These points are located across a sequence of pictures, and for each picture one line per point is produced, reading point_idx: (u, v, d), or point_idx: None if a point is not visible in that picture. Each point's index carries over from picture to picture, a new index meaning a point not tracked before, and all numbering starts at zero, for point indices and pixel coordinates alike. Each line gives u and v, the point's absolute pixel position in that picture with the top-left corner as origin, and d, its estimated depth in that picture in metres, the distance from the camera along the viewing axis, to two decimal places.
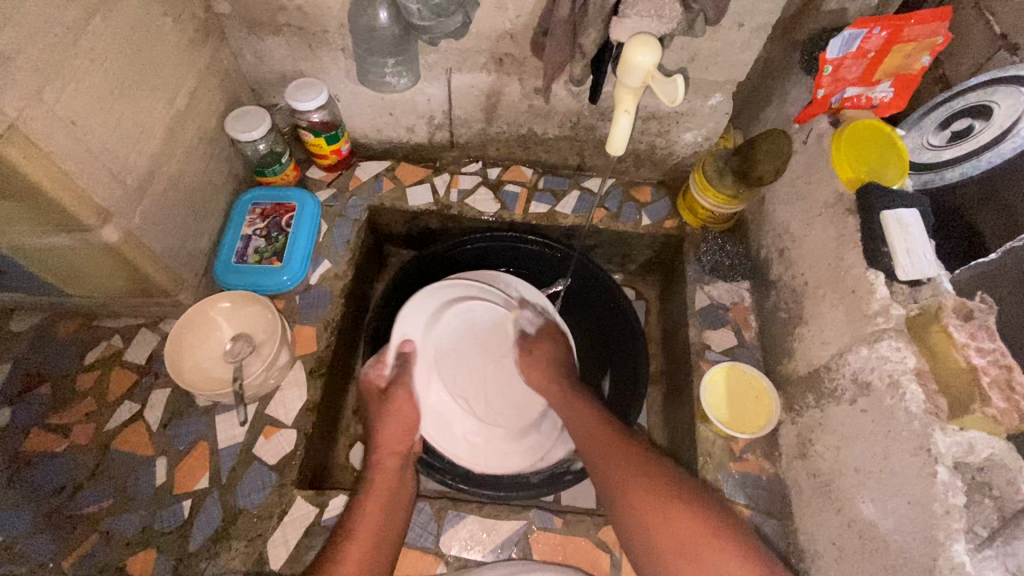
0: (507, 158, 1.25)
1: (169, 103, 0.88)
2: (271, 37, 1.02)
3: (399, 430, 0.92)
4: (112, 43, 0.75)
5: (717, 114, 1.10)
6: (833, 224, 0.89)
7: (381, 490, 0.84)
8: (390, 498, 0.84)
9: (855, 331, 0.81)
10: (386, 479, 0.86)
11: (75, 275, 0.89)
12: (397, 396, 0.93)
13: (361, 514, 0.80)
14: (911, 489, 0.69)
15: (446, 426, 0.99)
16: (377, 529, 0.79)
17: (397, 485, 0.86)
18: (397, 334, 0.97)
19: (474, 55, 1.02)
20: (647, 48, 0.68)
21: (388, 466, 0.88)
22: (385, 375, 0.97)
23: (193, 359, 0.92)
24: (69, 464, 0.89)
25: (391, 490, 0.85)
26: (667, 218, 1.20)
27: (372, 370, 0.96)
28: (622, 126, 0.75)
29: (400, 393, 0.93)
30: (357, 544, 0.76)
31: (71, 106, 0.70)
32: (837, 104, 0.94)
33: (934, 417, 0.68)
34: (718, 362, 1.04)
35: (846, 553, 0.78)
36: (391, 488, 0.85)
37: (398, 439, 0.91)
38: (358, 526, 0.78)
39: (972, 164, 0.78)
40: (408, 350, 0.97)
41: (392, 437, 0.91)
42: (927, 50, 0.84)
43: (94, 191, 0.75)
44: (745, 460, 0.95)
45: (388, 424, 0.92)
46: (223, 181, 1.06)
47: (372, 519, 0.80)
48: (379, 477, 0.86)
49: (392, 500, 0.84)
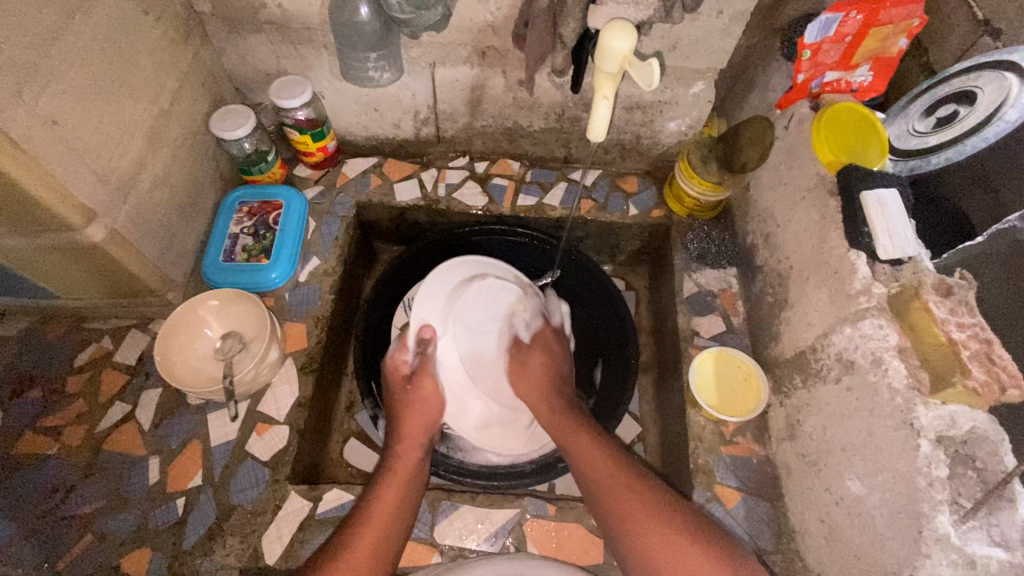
0: (493, 151, 1.25)
1: (151, 102, 0.88)
2: (253, 35, 1.02)
3: (423, 421, 0.92)
4: (93, 41, 0.76)
5: (700, 102, 1.11)
6: (815, 207, 0.90)
7: (398, 481, 0.83)
8: (407, 490, 0.82)
9: (839, 312, 0.82)
10: (405, 470, 0.85)
11: (62, 276, 0.89)
12: (425, 385, 0.93)
13: (375, 503, 0.79)
14: (896, 464, 0.70)
15: (463, 408, 0.97)
16: (392, 520, 0.78)
17: (414, 479, 0.84)
18: (418, 318, 0.98)
19: (456, 48, 1.02)
20: (623, 34, 0.69)
21: (409, 458, 0.87)
22: (409, 361, 0.96)
23: (183, 358, 0.92)
24: (61, 465, 0.89)
25: (407, 481, 0.84)
26: (654, 207, 1.21)
27: (398, 355, 0.96)
28: (602, 112, 0.75)
29: (425, 382, 0.93)
30: (373, 529, 0.76)
31: (53, 104, 0.70)
32: (817, 89, 0.95)
33: (916, 392, 0.69)
34: (707, 347, 1.04)
35: (835, 531, 0.79)
36: (408, 483, 0.83)
37: (422, 431, 0.91)
38: (373, 515, 0.77)
39: (958, 150, 0.77)
40: (426, 335, 0.96)
41: (417, 427, 0.91)
42: (903, 33, 0.86)
43: (78, 190, 0.75)
44: (735, 444, 0.96)
45: (413, 414, 0.91)
46: (209, 180, 1.06)
47: (386, 510, 0.79)
48: (398, 468, 0.85)
49: (409, 494, 0.82)
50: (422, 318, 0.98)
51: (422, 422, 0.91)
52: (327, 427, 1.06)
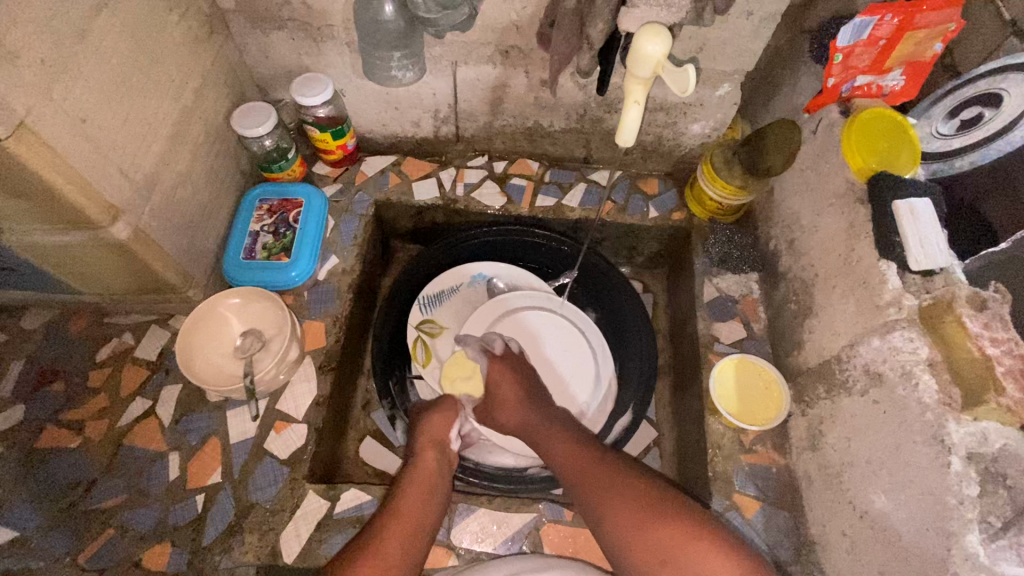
0: (512, 151, 1.24)
1: (176, 99, 0.88)
2: (276, 32, 1.01)
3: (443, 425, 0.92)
4: (120, 39, 0.76)
5: (725, 104, 1.09)
6: (844, 215, 0.88)
7: (422, 484, 0.81)
8: (426, 491, 0.81)
9: (867, 322, 0.81)
10: (428, 473, 0.83)
11: (85, 272, 0.89)
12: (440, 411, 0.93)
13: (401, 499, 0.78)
14: (924, 480, 0.69)
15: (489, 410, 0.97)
16: (417, 515, 0.77)
17: (436, 481, 0.83)
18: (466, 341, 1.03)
19: (479, 48, 1.01)
20: (657, 38, 0.67)
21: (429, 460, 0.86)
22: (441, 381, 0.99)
23: (204, 355, 0.92)
24: (82, 459, 0.90)
25: (431, 480, 0.83)
26: (675, 210, 1.19)
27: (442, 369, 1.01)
28: (631, 118, 0.74)
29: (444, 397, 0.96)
30: (394, 524, 0.74)
31: (79, 102, 0.70)
32: (848, 93, 0.93)
33: (947, 407, 0.68)
34: (727, 354, 1.03)
35: (857, 545, 0.78)
36: (428, 483, 0.82)
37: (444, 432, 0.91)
38: (396, 512, 0.76)
39: (981, 153, 0.77)
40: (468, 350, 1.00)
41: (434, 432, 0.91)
42: (939, 37, 0.84)
43: (103, 189, 0.75)
44: (755, 452, 0.95)
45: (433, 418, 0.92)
46: (230, 177, 1.06)
47: (411, 504, 0.78)
48: (419, 468, 0.84)
49: (431, 496, 0.80)
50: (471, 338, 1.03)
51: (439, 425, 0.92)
52: (345, 426, 1.07)
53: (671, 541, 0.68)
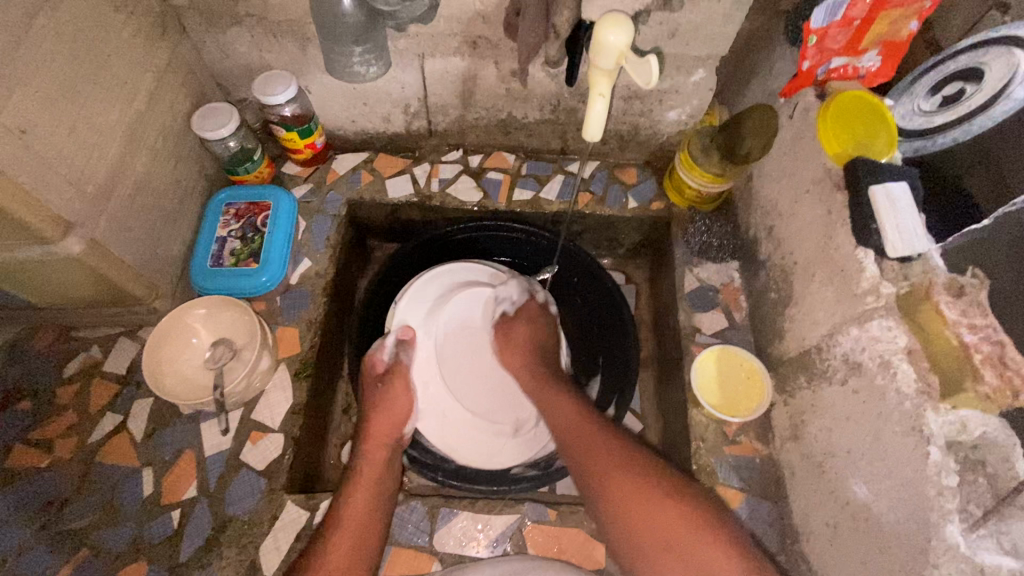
0: (488, 144, 1.22)
1: (128, 103, 0.85)
2: (232, 29, 0.98)
3: (389, 422, 0.92)
4: (61, 44, 0.72)
5: (700, 90, 1.07)
6: (822, 202, 0.87)
7: (365, 486, 0.84)
8: (373, 494, 0.84)
9: (846, 311, 0.79)
10: (372, 474, 0.86)
11: (44, 288, 0.86)
12: (394, 385, 0.94)
13: (345, 510, 0.81)
14: (904, 470, 0.68)
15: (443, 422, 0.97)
16: (365, 524, 0.80)
17: (382, 480, 0.86)
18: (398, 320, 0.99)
19: (445, 39, 0.98)
20: (618, 27, 0.65)
21: (375, 459, 0.88)
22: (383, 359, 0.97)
23: (174, 367, 0.90)
24: (52, 479, 0.87)
25: (376, 480, 0.86)
26: (654, 200, 1.17)
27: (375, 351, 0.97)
28: (598, 109, 0.72)
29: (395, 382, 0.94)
30: (346, 537, 0.78)
31: (19, 112, 0.66)
32: (823, 75, 0.91)
33: (925, 397, 0.67)
34: (709, 345, 1.02)
35: (840, 534, 0.77)
36: (376, 485, 0.85)
37: (388, 432, 0.91)
38: (344, 523, 0.79)
39: (964, 129, 0.74)
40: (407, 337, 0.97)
41: (383, 428, 0.91)
42: (914, 15, 0.81)
43: (52, 203, 0.72)
44: (738, 443, 0.94)
45: (380, 415, 0.92)
46: (194, 181, 1.03)
47: (356, 515, 0.80)
48: (366, 470, 0.86)
49: (377, 498, 0.84)
50: (404, 319, 0.99)
51: (387, 421, 0.91)
52: (324, 432, 1.05)
53: (662, 515, 0.71)
